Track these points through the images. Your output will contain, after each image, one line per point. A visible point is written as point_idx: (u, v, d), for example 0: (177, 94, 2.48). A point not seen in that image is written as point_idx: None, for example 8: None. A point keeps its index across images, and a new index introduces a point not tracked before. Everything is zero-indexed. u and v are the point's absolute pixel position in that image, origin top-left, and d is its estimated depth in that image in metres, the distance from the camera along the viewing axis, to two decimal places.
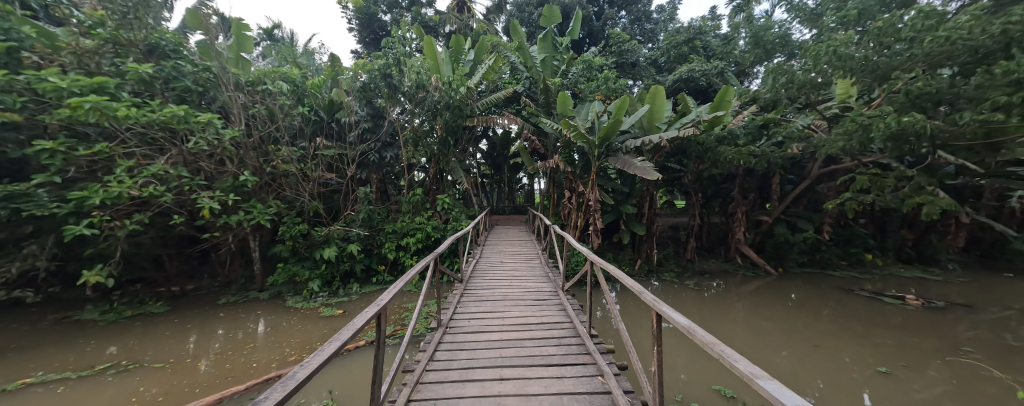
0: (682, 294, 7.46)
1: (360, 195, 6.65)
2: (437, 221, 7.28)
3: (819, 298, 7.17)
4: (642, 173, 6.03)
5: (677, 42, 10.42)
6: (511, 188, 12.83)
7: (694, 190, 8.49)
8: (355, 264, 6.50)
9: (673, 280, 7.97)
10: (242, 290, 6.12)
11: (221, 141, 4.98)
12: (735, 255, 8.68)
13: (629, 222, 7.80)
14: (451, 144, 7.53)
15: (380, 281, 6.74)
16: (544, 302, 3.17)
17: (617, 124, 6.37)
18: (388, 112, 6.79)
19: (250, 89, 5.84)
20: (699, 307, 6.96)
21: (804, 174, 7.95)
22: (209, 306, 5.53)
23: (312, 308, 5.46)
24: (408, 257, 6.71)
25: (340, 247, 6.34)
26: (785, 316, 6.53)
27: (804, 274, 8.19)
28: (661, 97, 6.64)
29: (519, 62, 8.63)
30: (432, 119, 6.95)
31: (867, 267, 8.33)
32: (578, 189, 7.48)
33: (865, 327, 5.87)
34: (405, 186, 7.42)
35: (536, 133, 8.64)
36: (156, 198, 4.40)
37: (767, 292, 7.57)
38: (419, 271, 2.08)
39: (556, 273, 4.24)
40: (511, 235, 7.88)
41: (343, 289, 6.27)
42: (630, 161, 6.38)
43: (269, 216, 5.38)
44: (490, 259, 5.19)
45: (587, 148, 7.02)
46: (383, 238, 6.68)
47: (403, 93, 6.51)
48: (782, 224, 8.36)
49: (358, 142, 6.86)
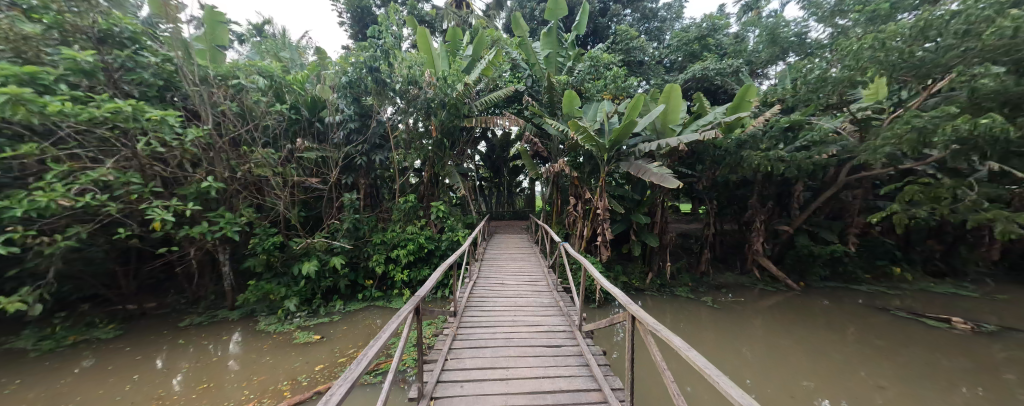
0: (697, 310, 6.84)
1: (345, 203, 6.00)
2: (432, 231, 6.69)
3: (846, 315, 6.55)
4: (657, 180, 5.42)
5: (687, 40, 9.85)
6: (511, 192, 12.21)
7: (708, 196, 7.88)
8: (339, 280, 5.87)
9: (687, 296, 7.32)
10: (210, 309, 5.46)
11: (180, 142, 4.32)
12: (753, 267, 8.07)
13: (640, 232, 7.20)
14: (447, 146, 6.99)
15: (367, 297, 6.12)
16: (557, 349, 2.49)
17: (630, 126, 5.79)
18: (378, 111, 6.17)
19: (222, 84, 5.22)
20: (716, 324, 6.34)
21: (828, 181, 7.37)
22: (168, 330, 4.85)
23: (286, 332, 4.81)
24: (399, 271, 6.12)
25: (321, 260, 5.69)
26: (813, 334, 5.90)
27: (829, 289, 7.55)
28: (677, 96, 6.08)
29: (521, 59, 8.03)
30: (427, 120, 6.34)
31: (894, 281, 7.74)
32: (585, 197, 6.90)
33: (903, 348, 5.22)
34: (397, 192, 6.81)
35: (538, 135, 8.05)
36: (97, 208, 3.72)
37: (788, 308, 6.96)
38: (401, 321, 1.44)
39: (568, 304, 3.57)
40: (511, 245, 7.24)
41: (326, 308, 5.64)
42: (644, 167, 5.73)
43: (237, 228, 4.72)
44: (490, 281, 4.54)
45: (596, 151, 6.42)
46: (371, 250, 6.08)
47: (393, 90, 5.87)
48: (803, 234, 7.76)
49: (343, 144, 6.22)
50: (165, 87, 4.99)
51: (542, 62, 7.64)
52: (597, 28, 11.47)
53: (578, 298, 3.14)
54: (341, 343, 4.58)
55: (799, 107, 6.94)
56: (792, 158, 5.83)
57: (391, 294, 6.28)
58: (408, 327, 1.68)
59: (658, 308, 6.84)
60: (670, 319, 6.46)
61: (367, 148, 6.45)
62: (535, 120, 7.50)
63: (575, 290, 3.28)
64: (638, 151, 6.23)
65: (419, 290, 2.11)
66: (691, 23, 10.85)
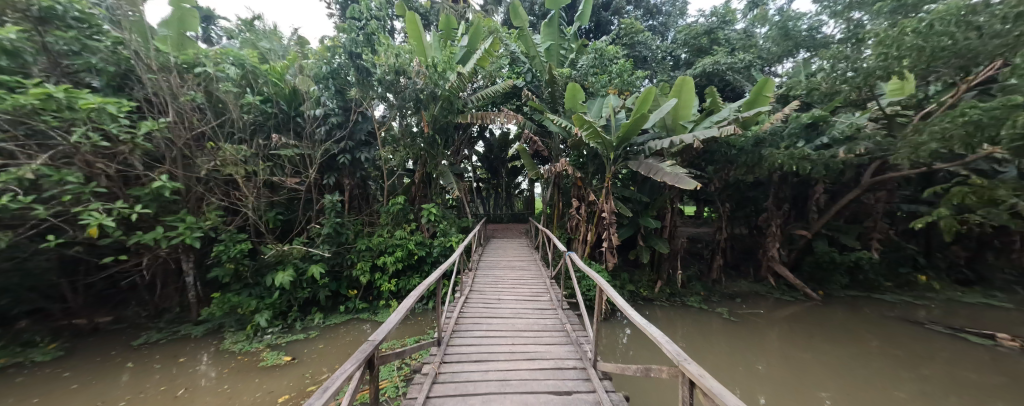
0: (710, 322, 6.28)
1: (325, 205, 5.43)
2: (423, 236, 6.14)
3: (874, 328, 5.99)
4: (671, 181, 4.83)
5: (694, 34, 9.30)
6: (508, 194, 11.66)
7: (720, 199, 7.37)
8: (319, 290, 5.32)
9: (699, 306, 6.77)
10: (172, 324, 4.91)
11: (130, 136, 3.75)
12: (767, 275, 7.53)
13: (648, 237, 6.67)
14: (440, 144, 6.44)
15: (350, 309, 5.58)
16: (567, 398, 1.88)
17: (640, 121, 5.27)
18: (364, 104, 5.62)
19: (186, 72, 4.64)
20: (731, 337, 5.78)
21: (850, 182, 6.85)
22: (119, 350, 4.25)
23: (253, 352, 4.23)
24: (386, 280, 5.58)
25: (298, 269, 5.13)
26: (841, 349, 5.33)
27: (851, 299, 7.02)
28: (690, 90, 5.61)
29: (520, 52, 7.52)
30: (417, 114, 5.80)
31: (919, 290, 7.22)
32: (589, 198, 6.38)
33: (944, 364, 4.66)
34: (385, 194, 6.28)
35: (539, 133, 7.56)
36: (21, 211, 3.14)
37: (808, 320, 6.41)
38: (349, 368, 0.87)
39: (576, 328, 2.97)
40: (510, 251, 6.65)
41: (302, 322, 5.07)
42: (656, 166, 5.16)
43: (199, 233, 4.16)
44: (484, 295, 3.96)
45: (602, 150, 5.89)
46: (354, 257, 5.53)
47: (379, 80, 5.32)
48: (822, 239, 7.24)
49: (324, 140, 5.64)
50: (121, 75, 4.43)
51: (543, 54, 7.11)
52: (599, 22, 10.94)
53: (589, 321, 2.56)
54: (314, 365, 4.02)
55: (819, 103, 6.45)
56: (818, 157, 5.31)
57: (376, 306, 5.73)
58: (362, 378, 1.10)
59: (667, 320, 6.33)
60: (679, 332, 5.95)
61: (352, 145, 5.89)
62: (535, 116, 6.98)
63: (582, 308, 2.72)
64: (648, 149, 5.75)
65: (394, 316, 1.53)
66: (697, 18, 10.37)
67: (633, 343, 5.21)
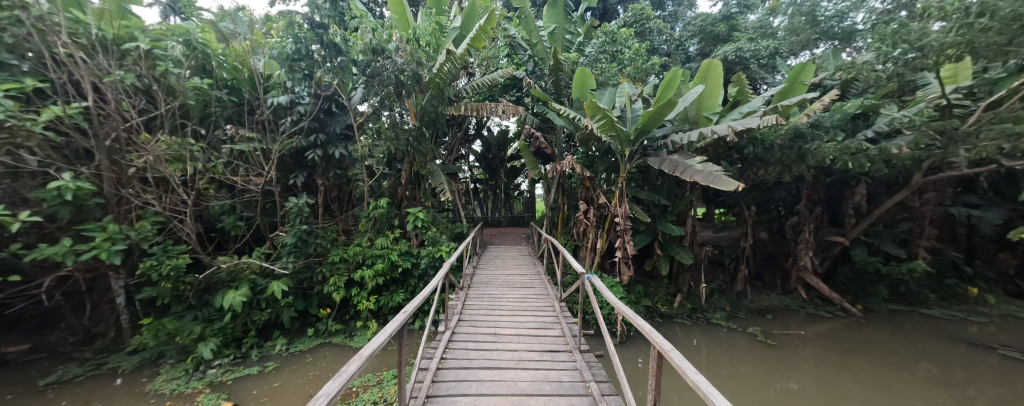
0: (742, 344, 5.37)
1: (288, 210, 4.52)
2: (408, 245, 5.35)
3: (938, 350, 5.06)
4: (704, 180, 3.96)
5: (710, 19, 8.14)
6: (508, 196, 10.82)
7: (745, 202, 6.56)
8: (283, 311, 4.48)
9: (726, 324, 5.91)
10: (101, 355, 4.03)
11: (19, 120, 2.88)
12: (798, 286, 6.72)
13: (667, 245, 5.83)
14: (428, 139, 5.66)
15: (321, 332, 4.74)
16: None
17: (663, 110, 4.46)
18: (339, 92, 4.83)
19: (116, 49, 3.79)
20: (769, 361, 4.87)
21: (894, 183, 6.05)
22: (18, 393, 3.36)
23: (187, 395, 3.36)
24: (364, 298, 4.79)
25: (256, 286, 4.28)
26: (888, 372, 4.54)
27: (895, 313, 6.19)
28: (717, 76, 4.91)
29: (520, 37, 6.74)
30: (401, 103, 5.02)
31: (969, 303, 6.34)
32: (600, 202, 5.58)
33: (1005, 391, 3.93)
34: (366, 196, 5.45)
35: (541, 127, 6.77)
36: None
37: (855, 340, 5.52)
38: None
39: (605, 388, 2.01)
40: (508, 263, 5.72)
41: (260, 350, 4.24)
42: (684, 163, 4.31)
43: (120, 246, 3.28)
44: (476, 328, 2.99)
45: (616, 144, 5.11)
46: (326, 271, 4.70)
47: (355, 63, 4.51)
48: (861, 247, 6.43)
49: (290, 134, 4.81)
50: None
51: (546, 38, 6.33)
52: (606, 9, 10.16)
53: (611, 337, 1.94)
54: None
55: (862, 92, 5.66)
56: (877, 153, 4.46)
57: (353, 327, 4.90)
58: None
59: (690, 341, 5.46)
60: (701, 353, 5.14)
61: (325, 138, 5.02)
62: (537, 109, 6.18)
63: (607, 339, 1.94)
64: (669, 142, 4.88)
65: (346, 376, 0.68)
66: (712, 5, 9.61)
67: (645, 369, 4.45)
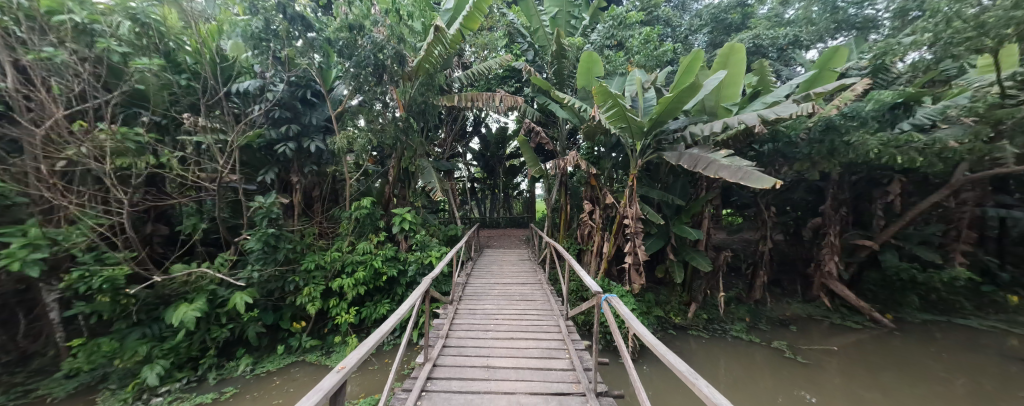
0: (768, 359, 4.80)
1: (254, 211, 3.95)
2: (394, 250, 4.81)
3: (990, 365, 4.48)
4: (733, 177, 3.41)
5: (723, 6, 7.49)
6: (506, 196, 10.29)
7: (764, 203, 6.02)
8: (248, 327, 3.93)
9: (747, 336, 5.34)
10: (32, 379, 3.42)
11: None
12: (821, 294, 6.19)
13: (681, 250, 5.31)
14: (417, 133, 5.11)
15: (295, 348, 4.20)
16: None
17: (683, 99, 3.90)
18: (316, 77, 4.28)
19: None
20: (799, 377, 4.30)
21: (930, 181, 5.48)
22: None
23: None
24: (343, 310, 4.26)
25: (216, 298, 3.73)
26: (930, 389, 3.99)
27: (930, 323, 5.63)
28: (739, 61, 4.38)
29: (520, 24, 6.22)
30: (385, 90, 4.49)
31: (1009, 312, 5.78)
32: (608, 201, 5.06)
33: None
34: (348, 195, 4.92)
35: (542, 121, 6.24)
36: None
37: (892, 353, 4.95)
38: None
39: None
40: (506, 270, 5.14)
41: (219, 372, 3.68)
42: (707, 158, 3.75)
43: (37, 256, 2.70)
44: (464, 357, 2.35)
45: (627, 137, 4.57)
46: (298, 280, 4.16)
47: (331, 42, 3.93)
48: (891, 251, 5.89)
49: (259, 125, 4.25)
50: None
51: (547, 23, 5.77)
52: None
53: (626, 347, 1.53)
54: None
55: (894, 81, 5.16)
56: (929, 146, 3.89)
57: (331, 343, 4.37)
58: None
59: (707, 355, 4.92)
60: (720, 371, 4.56)
61: (299, 130, 4.45)
62: (539, 100, 5.62)
63: (626, 358, 1.45)
64: (687, 134, 4.35)
65: None
66: None
67: (654, 390, 3.86)
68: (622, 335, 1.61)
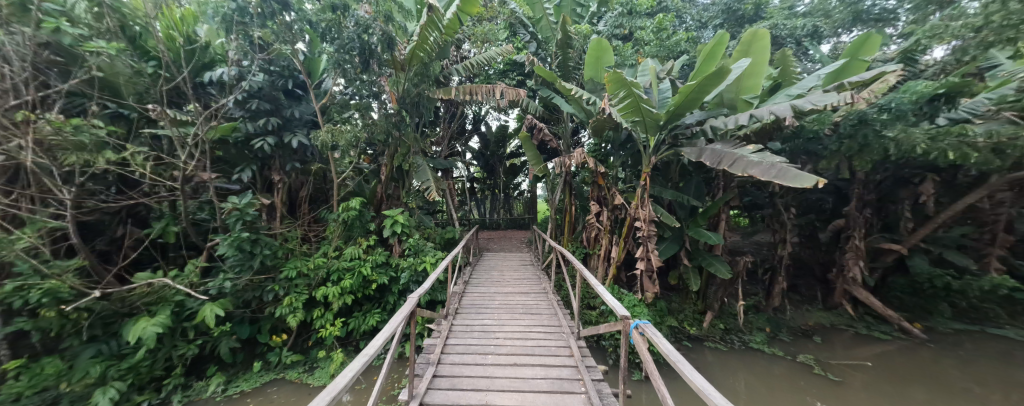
0: (794, 372, 4.38)
1: (227, 213, 3.55)
2: (384, 255, 4.42)
3: None
4: (765, 174, 3.03)
5: None
6: (507, 196, 9.90)
7: (783, 204, 5.62)
8: (221, 342, 3.53)
9: (766, 347, 4.95)
10: None
11: None
12: (843, 301, 5.79)
13: (695, 254, 4.92)
14: (411, 128, 4.73)
15: (274, 364, 3.81)
16: None
17: (704, 90, 3.52)
18: (297, 64, 3.89)
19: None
20: (831, 394, 3.87)
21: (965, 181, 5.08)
22: None
23: None
24: (327, 322, 3.87)
25: (182, 310, 3.35)
26: (973, 405, 3.59)
27: (964, 333, 5.22)
28: (763, 48, 3.98)
29: (522, 13, 5.83)
30: (372, 78, 4.07)
31: None
32: (617, 202, 4.68)
33: None
34: (336, 195, 4.54)
35: (546, 116, 5.85)
36: None
37: (929, 365, 4.52)
38: None
39: None
40: (506, 277, 4.75)
41: (185, 394, 3.29)
42: (738, 154, 3.32)
43: None
44: (458, 391, 1.92)
45: (639, 132, 4.19)
46: (277, 289, 3.76)
47: (312, 24, 3.54)
48: (919, 256, 5.49)
49: (236, 118, 3.86)
50: None
51: (551, 11, 5.40)
52: None
53: (653, 362, 1.21)
54: None
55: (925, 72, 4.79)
56: (980, 140, 3.49)
57: (315, 358, 3.99)
58: None
59: (727, 368, 4.50)
60: (739, 386, 4.14)
61: (281, 124, 4.07)
62: (542, 93, 5.23)
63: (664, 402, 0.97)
64: (707, 128, 3.96)
65: None
66: None
67: None
68: (649, 350, 1.29)
